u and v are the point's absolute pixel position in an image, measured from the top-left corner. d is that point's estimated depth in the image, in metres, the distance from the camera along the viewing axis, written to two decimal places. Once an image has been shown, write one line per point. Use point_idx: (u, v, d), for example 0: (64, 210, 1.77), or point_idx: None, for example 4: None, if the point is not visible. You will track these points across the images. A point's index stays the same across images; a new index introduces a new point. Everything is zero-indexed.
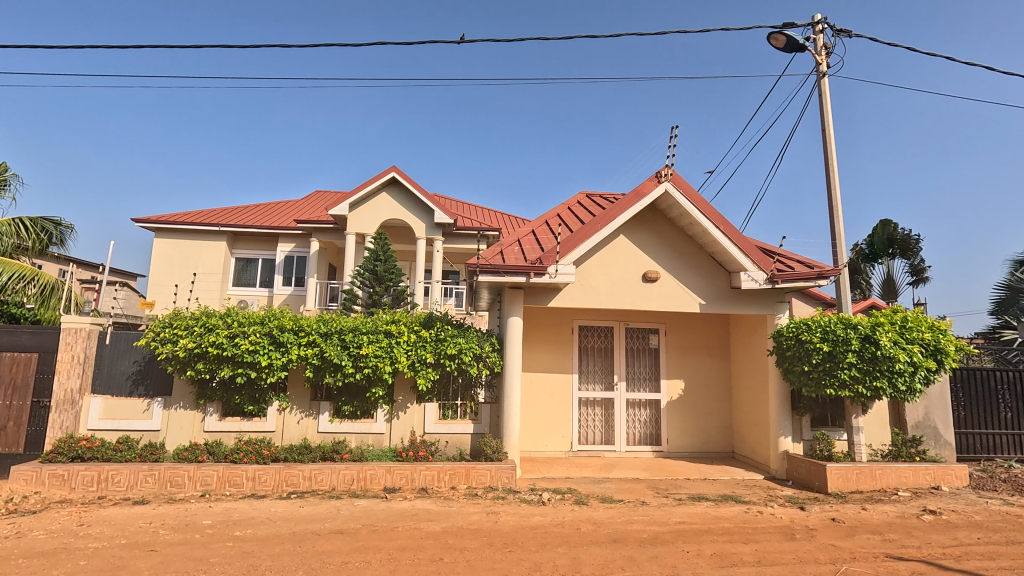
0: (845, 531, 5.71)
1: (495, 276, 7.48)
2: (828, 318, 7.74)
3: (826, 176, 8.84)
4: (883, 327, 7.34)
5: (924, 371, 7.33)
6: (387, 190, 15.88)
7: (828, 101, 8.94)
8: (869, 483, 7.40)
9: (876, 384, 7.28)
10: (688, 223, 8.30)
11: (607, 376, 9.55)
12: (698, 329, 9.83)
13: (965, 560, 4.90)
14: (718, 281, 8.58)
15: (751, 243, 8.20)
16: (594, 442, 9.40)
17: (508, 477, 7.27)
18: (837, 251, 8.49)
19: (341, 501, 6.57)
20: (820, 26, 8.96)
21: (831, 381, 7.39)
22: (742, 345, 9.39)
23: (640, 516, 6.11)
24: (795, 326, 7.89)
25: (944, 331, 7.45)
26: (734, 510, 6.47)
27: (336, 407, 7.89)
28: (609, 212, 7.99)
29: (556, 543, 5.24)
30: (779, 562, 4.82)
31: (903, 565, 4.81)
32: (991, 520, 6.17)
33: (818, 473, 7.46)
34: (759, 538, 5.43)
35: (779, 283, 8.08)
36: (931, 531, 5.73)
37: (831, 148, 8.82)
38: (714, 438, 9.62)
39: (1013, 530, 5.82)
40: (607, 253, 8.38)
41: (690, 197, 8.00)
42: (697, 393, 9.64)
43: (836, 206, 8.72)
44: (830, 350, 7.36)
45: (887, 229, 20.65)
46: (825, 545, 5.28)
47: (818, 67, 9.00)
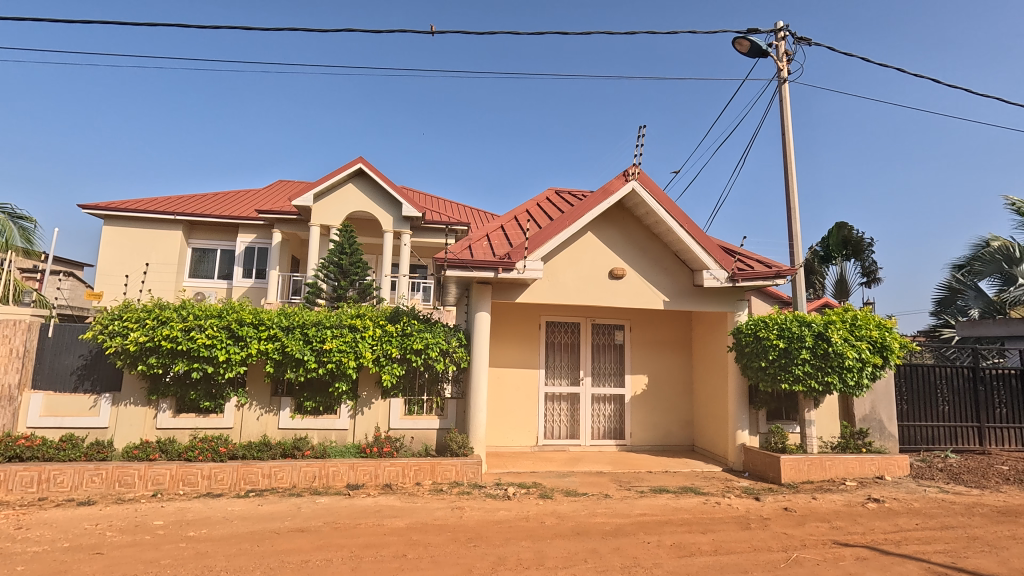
0: (796, 520, 5.97)
1: (463, 271, 7.44)
2: (784, 315, 8.06)
3: (785, 179, 9.16)
4: (835, 325, 7.70)
5: (871, 367, 7.70)
6: (354, 181, 15.53)
7: (789, 107, 9.27)
8: (818, 474, 7.76)
9: (827, 379, 7.61)
10: (653, 222, 8.46)
11: (573, 372, 9.66)
12: (663, 324, 10.05)
13: (904, 545, 5.21)
14: (682, 280, 8.77)
15: (715, 241, 8.46)
16: (559, 436, 9.52)
17: (472, 472, 7.27)
18: (793, 251, 8.82)
19: (302, 498, 6.43)
20: (781, 33, 9.25)
21: (786, 376, 7.71)
22: (704, 341, 9.64)
23: (603, 508, 6.23)
24: (753, 323, 8.17)
25: (890, 330, 7.85)
26: (693, 501, 6.67)
27: (297, 402, 7.69)
28: (577, 209, 8.05)
29: (520, 537, 5.27)
30: (734, 551, 5.00)
31: (849, 551, 5.05)
32: (928, 506, 6.56)
33: (772, 465, 7.75)
34: (717, 528, 5.62)
35: (740, 282, 8.30)
36: (874, 518, 6.05)
37: (790, 153, 9.15)
38: (675, 433, 9.87)
39: (947, 516, 6.21)
40: (576, 249, 8.46)
41: (657, 197, 8.16)
42: (660, 388, 9.87)
43: (794, 208, 9.05)
44: (785, 347, 7.68)
45: (842, 231, 21.57)
46: (777, 534, 5.49)
47: (779, 73, 9.30)
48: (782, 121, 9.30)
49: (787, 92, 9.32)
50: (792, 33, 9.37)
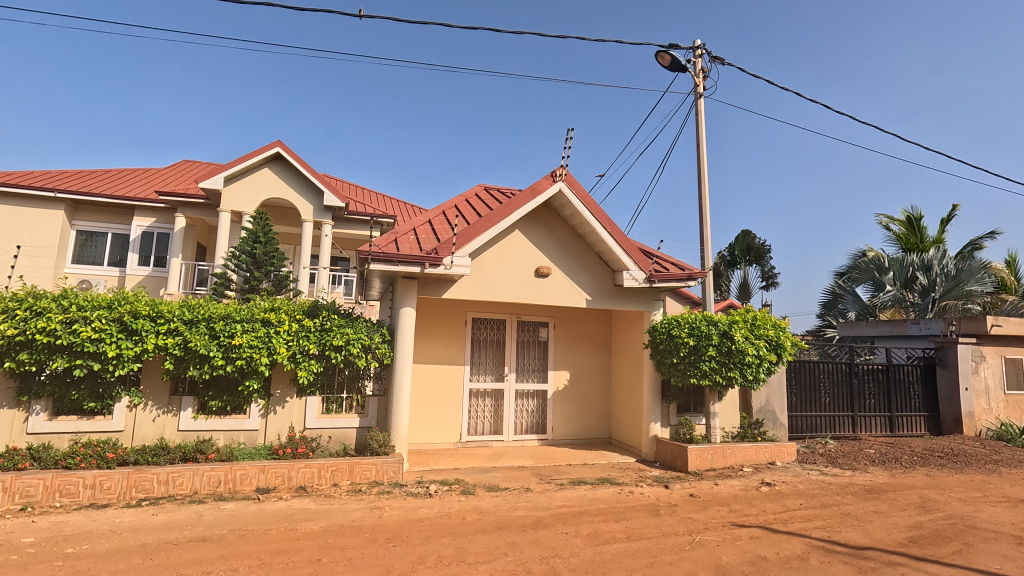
0: (700, 505, 6.43)
1: (388, 265, 7.24)
2: (694, 315, 8.63)
3: (698, 188, 9.80)
4: (737, 325, 8.37)
5: (767, 363, 8.46)
6: (271, 166, 14.58)
7: (703, 120, 9.92)
8: (720, 461, 8.41)
9: (730, 374, 8.26)
10: (578, 223, 8.72)
11: (498, 368, 9.74)
12: (585, 322, 10.40)
13: (790, 523, 5.79)
14: (604, 279, 9.12)
15: (634, 243, 8.88)
16: (483, 432, 9.57)
17: (393, 471, 7.11)
18: (704, 255, 9.47)
19: (204, 505, 5.96)
20: (699, 51, 9.87)
21: (695, 371, 8.27)
22: (623, 338, 10.08)
23: (524, 502, 6.35)
24: (667, 322, 8.66)
25: (783, 329, 8.66)
26: (608, 491, 6.98)
27: (201, 402, 7.11)
28: (506, 206, 8.11)
29: (440, 534, 5.24)
30: (645, 537, 5.29)
31: (744, 531, 5.52)
32: (810, 488, 7.34)
33: (681, 455, 8.29)
34: (630, 516, 5.93)
35: (656, 284, 8.77)
36: (766, 500, 6.67)
37: (704, 163, 9.80)
38: (593, 426, 10.27)
39: (825, 495, 6.98)
40: (503, 246, 8.52)
41: (582, 198, 8.41)
42: (580, 383, 10.21)
43: (705, 215, 9.71)
44: (695, 344, 8.24)
45: (745, 238, 23.51)
46: (683, 519, 5.89)
47: (696, 88, 9.92)
48: (697, 133, 9.94)
49: (703, 107, 9.97)
50: (708, 52, 10.04)
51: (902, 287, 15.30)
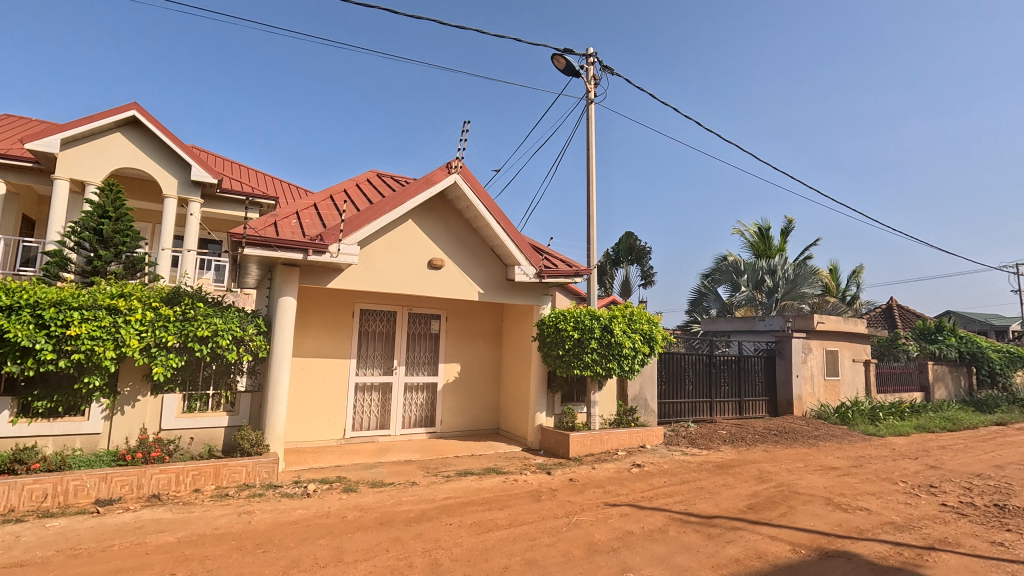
0: (578, 488, 6.85)
1: (265, 251, 6.70)
2: (579, 309, 9.10)
3: (586, 190, 10.34)
4: (617, 319, 8.99)
5: (641, 355, 9.20)
6: (124, 131, 12.69)
7: (593, 126, 10.47)
8: (598, 447, 9.00)
9: (609, 365, 8.85)
10: (472, 216, 8.75)
11: (386, 361, 9.47)
12: (476, 315, 10.49)
13: (654, 499, 6.38)
14: (496, 273, 9.27)
15: (526, 239, 9.14)
16: (368, 427, 9.26)
17: (267, 472, 6.61)
18: (590, 253, 10.03)
19: (25, 524, 5.06)
20: (591, 59, 10.39)
21: (578, 363, 8.75)
22: (513, 331, 10.34)
23: (408, 496, 6.26)
24: (554, 316, 9.04)
25: (656, 324, 9.47)
26: (494, 481, 7.14)
27: (23, 403, 6.02)
28: (398, 195, 7.88)
29: (317, 535, 4.98)
30: (526, 522, 5.50)
31: (616, 509, 5.99)
32: (673, 467, 8.15)
33: (563, 442, 8.73)
34: (513, 503, 6.12)
35: (546, 279, 9.10)
36: (636, 480, 7.28)
37: (592, 167, 10.35)
38: (482, 417, 10.42)
39: (685, 473, 7.80)
40: (395, 235, 8.28)
41: (477, 192, 8.46)
42: (470, 376, 10.30)
43: (592, 215, 10.28)
44: (579, 337, 8.72)
45: (628, 240, 25.30)
46: (562, 502, 6.23)
47: (587, 94, 10.43)
48: (587, 137, 10.47)
49: (592, 113, 10.52)
50: (599, 61, 10.60)
51: (754, 288, 17.48)
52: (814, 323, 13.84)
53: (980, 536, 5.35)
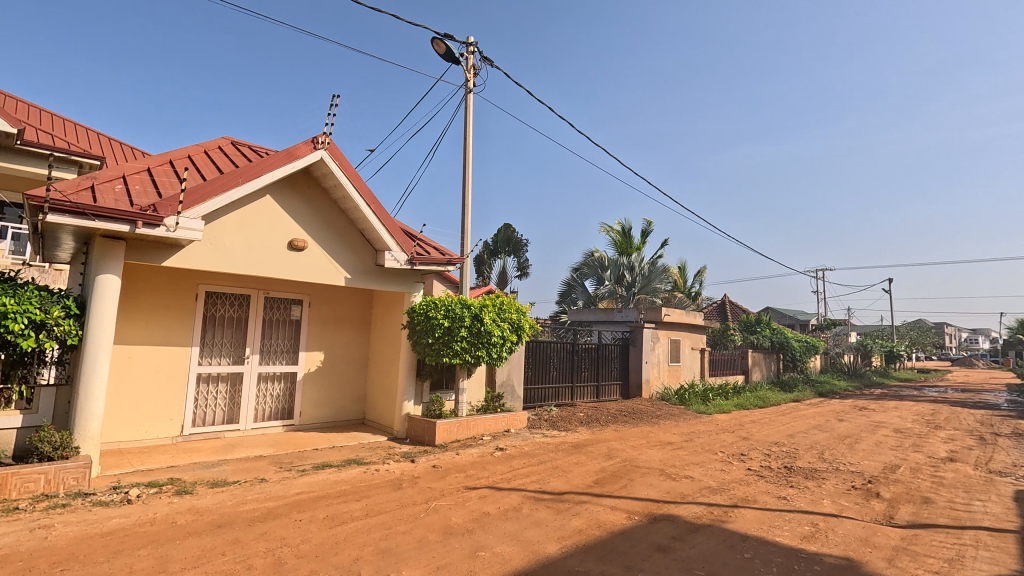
0: (440, 474, 6.92)
1: (78, 220, 5.65)
2: (450, 298, 9.12)
3: (462, 179, 10.36)
4: (487, 308, 9.17)
5: (509, 343, 9.52)
6: None
7: (471, 115, 10.50)
8: (464, 433, 9.16)
9: (478, 353, 9.03)
10: (340, 196, 8.29)
11: (237, 349, 8.63)
12: (343, 301, 9.99)
13: (512, 480, 6.69)
14: (365, 258, 8.90)
15: (398, 224, 8.91)
16: (213, 422, 8.38)
17: (75, 478, 5.65)
18: (463, 243, 10.09)
19: None
20: (471, 48, 10.38)
21: (447, 351, 8.79)
22: (382, 319, 10.05)
23: (254, 494, 5.79)
24: (425, 304, 8.95)
25: (524, 314, 9.85)
26: (353, 472, 6.91)
27: None
28: (254, 167, 7.18)
29: (136, 546, 4.39)
30: (383, 511, 5.42)
31: (474, 492, 6.16)
32: (533, 448, 8.61)
33: (429, 430, 8.74)
34: (371, 493, 5.99)
35: (417, 266, 8.96)
36: (497, 463, 7.55)
37: (469, 156, 10.39)
38: (347, 408, 10.00)
39: (543, 454, 8.28)
40: (250, 211, 7.53)
41: (346, 171, 8.03)
42: (335, 365, 9.80)
43: (467, 205, 10.34)
44: (449, 325, 8.75)
45: (506, 231, 25.97)
46: (423, 489, 6.25)
47: (466, 83, 10.42)
48: (465, 127, 10.48)
49: (471, 102, 10.55)
50: (480, 51, 10.64)
51: (615, 283, 19.12)
52: (661, 315, 15.49)
53: (771, 493, 6.48)
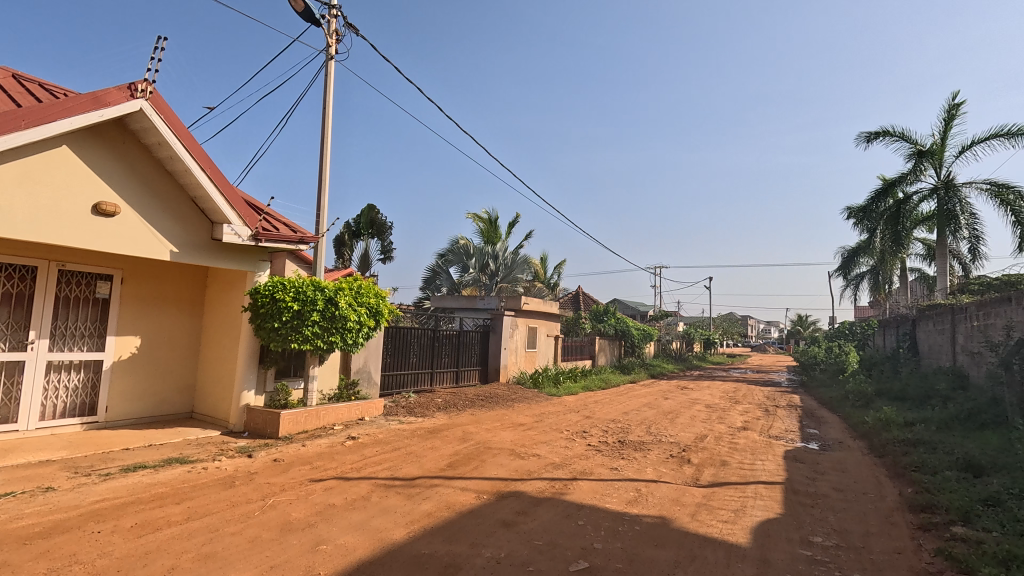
0: (281, 468, 6.41)
1: None
2: (301, 279, 8.44)
3: (319, 151, 9.62)
4: (343, 291, 8.68)
5: (366, 329, 9.14)
6: None
7: (332, 84, 9.77)
8: (313, 423, 8.61)
9: (331, 339, 8.52)
10: (166, 157, 7.16)
11: (15, 333, 7.00)
12: (168, 279, 8.67)
13: (362, 469, 6.47)
14: (198, 230, 7.83)
15: (240, 194, 7.99)
16: None
17: None
18: (318, 220, 9.40)
19: None
20: (334, 11, 9.62)
21: (296, 337, 8.16)
22: (218, 300, 8.95)
23: (35, 507, 4.78)
24: (271, 285, 8.17)
25: (384, 298, 9.53)
26: (174, 472, 6.08)
27: None
28: (44, 109, 5.86)
29: None
30: (209, 513, 4.86)
31: (319, 484, 5.83)
32: (387, 436, 8.42)
33: (272, 421, 8.05)
34: (196, 494, 5.33)
35: (263, 243, 8.13)
36: (347, 453, 7.24)
37: (328, 127, 9.67)
38: (170, 401, 8.76)
39: (397, 441, 8.14)
40: (37, 163, 6.13)
41: (174, 128, 6.97)
42: (156, 351, 8.50)
43: (324, 180, 9.64)
44: (298, 309, 8.11)
45: (369, 213, 24.13)
46: (260, 485, 5.73)
47: (327, 48, 9.65)
48: (324, 95, 9.71)
49: (332, 71, 9.81)
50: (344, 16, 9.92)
51: (479, 271, 19.50)
52: (520, 303, 16.17)
53: (606, 465, 7.20)
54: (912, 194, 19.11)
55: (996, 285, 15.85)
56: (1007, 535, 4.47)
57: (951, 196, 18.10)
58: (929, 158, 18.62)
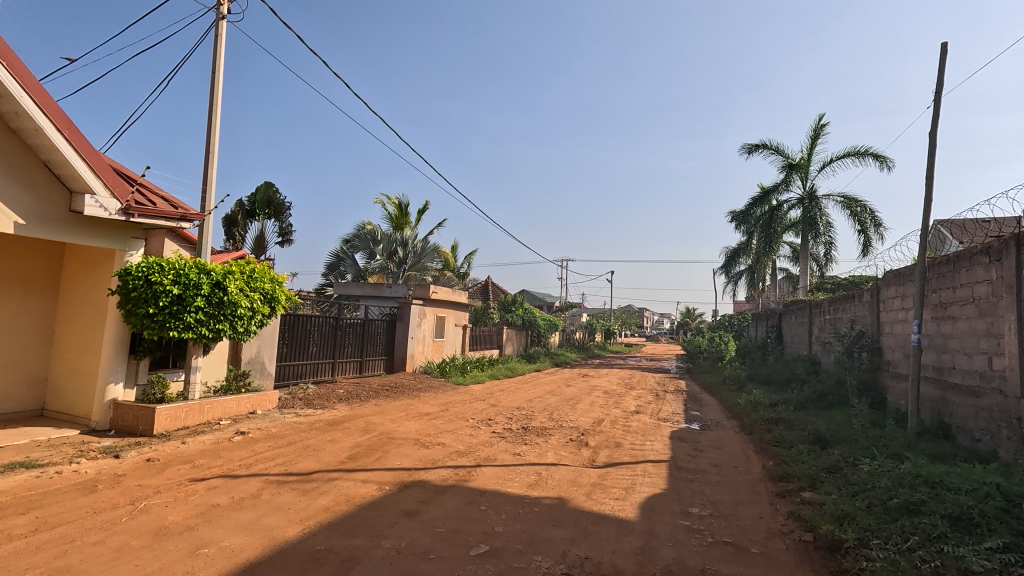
0: (156, 468, 5.80)
1: None
2: (183, 260, 7.61)
3: (207, 120, 8.72)
4: (233, 275, 7.97)
5: (259, 316, 8.50)
6: None
7: (223, 47, 8.87)
8: (195, 418, 7.86)
9: (218, 326, 7.82)
10: (9, 112, 6.09)
11: None
12: (12, 255, 7.43)
13: (253, 466, 6.04)
14: (51, 201, 6.77)
15: (106, 161, 7.01)
16: None
17: None
18: (205, 196, 8.54)
19: None
20: None
21: (175, 324, 7.38)
22: (79, 281, 7.84)
23: None
24: (146, 265, 7.27)
25: (280, 283, 8.90)
26: (18, 478, 5.25)
27: None
28: None
29: None
30: (64, 522, 4.27)
31: (202, 484, 5.36)
32: (282, 430, 7.94)
33: (145, 417, 7.22)
34: (47, 502, 4.65)
35: (135, 218, 7.23)
36: (235, 449, 6.72)
37: (218, 94, 8.78)
38: (15, 397, 7.55)
39: (293, 434, 7.70)
40: None
41: (19, 79, 5.95)
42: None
43: (212, 152, 8.76)
44: (179, 294, 7.34)
45: (268, 190, 21.82)
46: (129, 488, 5.14)
47: (218, 6, 8.74)
48: (214, 58, 8.80)
49: (224, 32, 8.90)
50: None
51: (387, 258, 18.82)
52: (429, 292, 15.96)
53: (509, 451, 7.38)
54: (783, 202, 21.54)
55: (844, 285, 18.44)
56: (842, 496, 5.26)
57: (813, 205, 20.69)
58: (798, 171, 21.10)
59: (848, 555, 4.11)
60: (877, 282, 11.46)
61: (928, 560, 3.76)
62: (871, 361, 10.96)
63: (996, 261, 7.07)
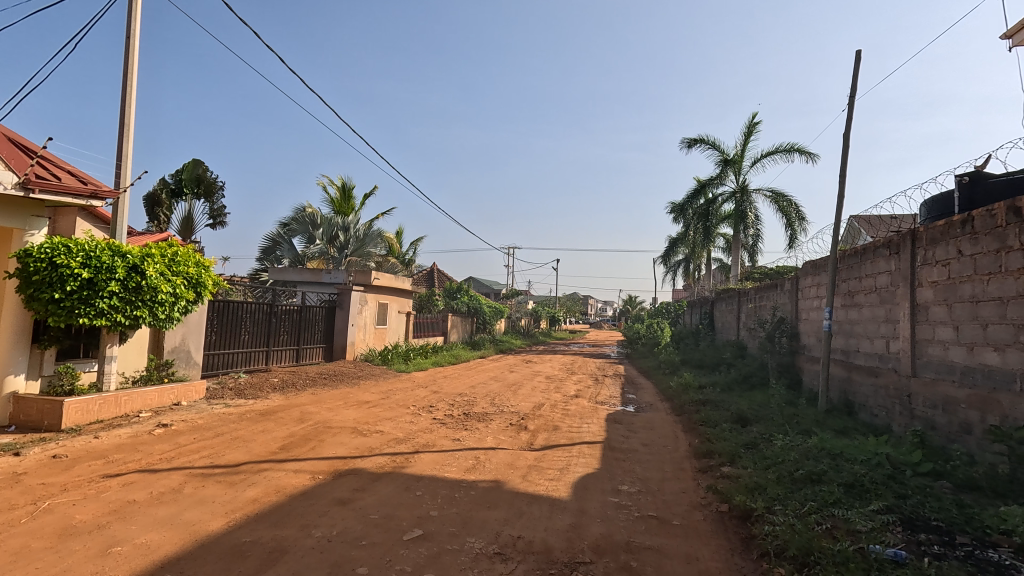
0: (63, 466, 5.38)
1: None
2: (94, 241, 7.01)
3: (121, 89, 8.03)
4: (153, 258, 7.42)
5: (183, 302, 8.00)
6: None
7: (138, 10, 8.15)
8: (110, 411, 7.33)
9: (136, 313, 7.29)
10: None
11: None
12: None
13: (174, 459, 5.74)
14: None
15: None
16: None
17: None
18: (120, 172, 7.90)
19: None
20: None
21: (85, 310, 6.82)
22: None
23: None
24: (49, 246, 6.64)
25: (207, 268, 8.39)
26: None
27: None
28: None
29: None
30: None
31: (117, 480, 5.04)
32: (209, 421, 7.57)
33: (51, 412, 6.66)
34: None
35: (36, 194, 6.56)
36: (156, 442, 6.35)
37: (133, 62, 8.10)
38: None
39: (221, 426, 7.37)
40: None
41: None
42: None
43: (127, 125, 8.09)
44: (89, 278, 6.78)
45: (196, 168, 20.48)
46: (31, 487, 4.75)
47: None
48: (128, 22, 8.08)
49: None
50: None
51: (327, 242, 18.22)
52: (370, 278, 15.58)
53: (449, 436, 7.41)
54: (718, 196, 22.61)
55: (769, 275, 19.68)
56: (756, 469, 5.69)
57: (745, 200, 21.84)
58: (732, 166, 22.21)
59: (756, 522, 4.47)
60: (797, 272, 12.29)
61: (823, 523, 4.16)
62: (790, 345, 11.83)
63: (895, 254, 7.79)
